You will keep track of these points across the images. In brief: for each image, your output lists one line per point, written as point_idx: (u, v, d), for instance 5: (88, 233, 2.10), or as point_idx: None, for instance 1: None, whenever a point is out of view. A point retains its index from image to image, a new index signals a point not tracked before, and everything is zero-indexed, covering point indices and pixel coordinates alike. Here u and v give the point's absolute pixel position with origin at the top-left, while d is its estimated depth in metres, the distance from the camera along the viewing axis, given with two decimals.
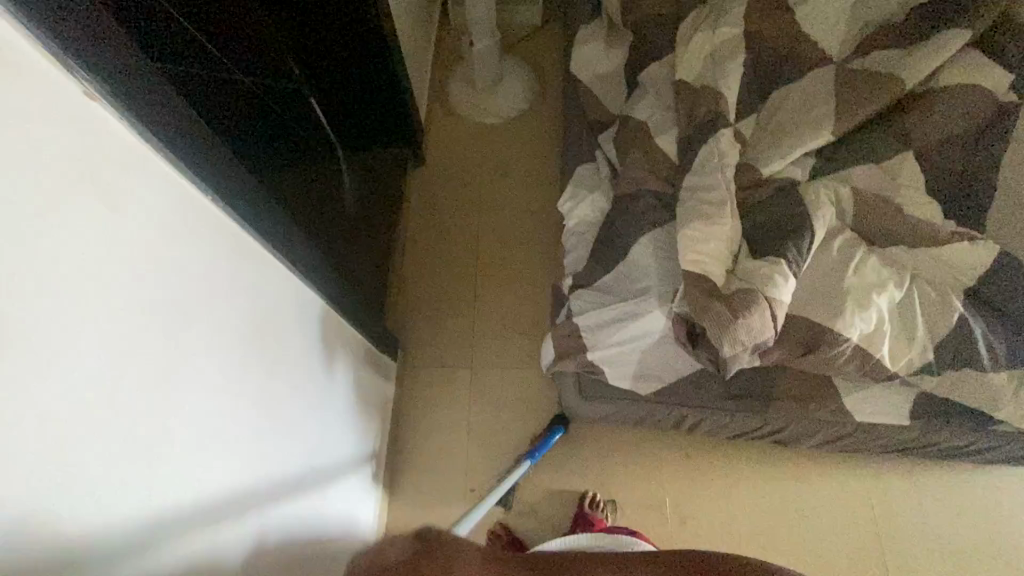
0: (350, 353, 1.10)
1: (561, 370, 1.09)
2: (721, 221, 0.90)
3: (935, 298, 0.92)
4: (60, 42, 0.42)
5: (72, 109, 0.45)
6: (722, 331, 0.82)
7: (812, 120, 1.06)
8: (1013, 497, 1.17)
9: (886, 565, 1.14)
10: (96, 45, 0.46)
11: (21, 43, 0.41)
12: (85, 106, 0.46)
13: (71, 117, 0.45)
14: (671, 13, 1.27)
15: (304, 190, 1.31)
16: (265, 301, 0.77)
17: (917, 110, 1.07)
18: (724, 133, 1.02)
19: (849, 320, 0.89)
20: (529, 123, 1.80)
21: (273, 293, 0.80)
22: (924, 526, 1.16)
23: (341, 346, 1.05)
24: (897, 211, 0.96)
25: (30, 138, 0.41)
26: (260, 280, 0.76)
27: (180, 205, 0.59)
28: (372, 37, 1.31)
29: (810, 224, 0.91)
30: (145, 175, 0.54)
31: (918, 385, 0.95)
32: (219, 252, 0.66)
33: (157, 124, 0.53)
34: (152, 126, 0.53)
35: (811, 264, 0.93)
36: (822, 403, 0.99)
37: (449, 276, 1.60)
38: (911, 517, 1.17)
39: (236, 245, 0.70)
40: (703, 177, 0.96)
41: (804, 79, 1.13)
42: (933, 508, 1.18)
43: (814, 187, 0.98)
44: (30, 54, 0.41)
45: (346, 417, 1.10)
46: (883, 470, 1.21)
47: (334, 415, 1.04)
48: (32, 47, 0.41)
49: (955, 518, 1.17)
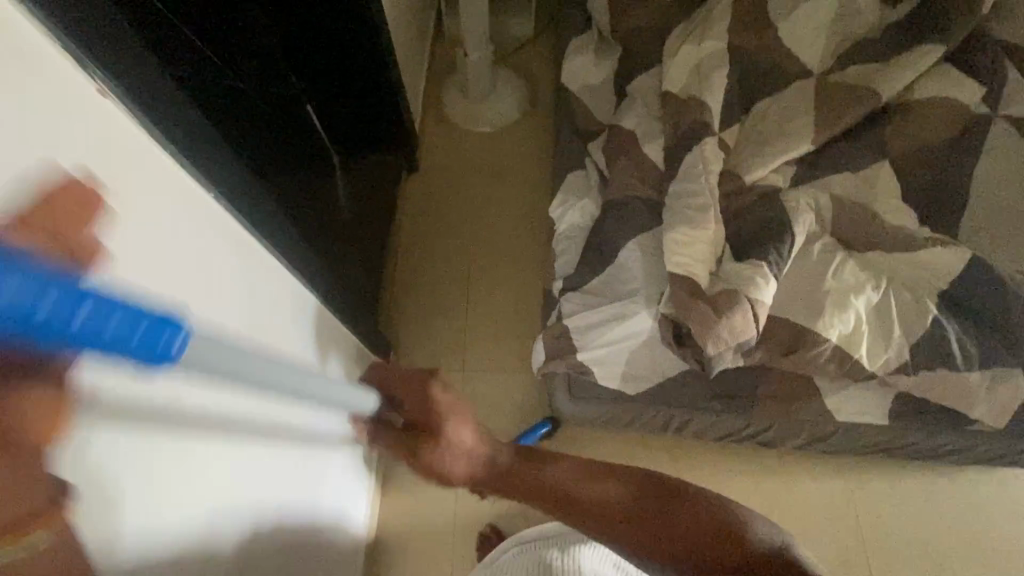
0: (342, 350, 1.10)
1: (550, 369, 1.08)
2: (706, 225, 0.94)
3: (911, 301, 0.96)
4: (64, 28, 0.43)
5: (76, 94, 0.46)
6: (706, 331, 0.85)
7: (794, 130, 1.10)
8: (992, 497, 1.20)
9: (870, 564, 1.17)
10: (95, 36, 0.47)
11: (29, 27, 0.41)
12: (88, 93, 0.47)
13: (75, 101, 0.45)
14: (658, 26, 1.32)
15: (304, 192, 1.34)
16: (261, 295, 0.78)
17: (893, 122, 1.12)
18: (710, 142, 1.05)
19: (828, 321, 0.92)
20: (522, 132, 1.83)
21: (270, 287, 0.81)
22: (906, 526, 1.19)
23: (334, 344, 1.06)
24: (874, 217, 1.00)
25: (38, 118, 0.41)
26: (257, 274, 0.77)
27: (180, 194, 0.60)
28: (368, 46, 1.36)
29: (790, 228, 0.94)
30: (147, 165, 0.54)
31: (896, 385, 0.98)
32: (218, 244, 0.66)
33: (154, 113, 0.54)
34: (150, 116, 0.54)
35: (792, 267, 0.97)
36: (804, 403, 1.02)
37: (443, 281, 1.63)
38: (894, 518, 1.20)
39: (234, 238, 0.71)
40: (689, 183, 1.00)
41: (785, 91, 1.18)
42: (915, 508, 1.20)
43: (796, 193, 1.01)
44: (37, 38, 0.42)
45: None
46: (866, 470, 1.23)
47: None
48: (39, 32, 0.42)
49: (936, 518, 1.19)
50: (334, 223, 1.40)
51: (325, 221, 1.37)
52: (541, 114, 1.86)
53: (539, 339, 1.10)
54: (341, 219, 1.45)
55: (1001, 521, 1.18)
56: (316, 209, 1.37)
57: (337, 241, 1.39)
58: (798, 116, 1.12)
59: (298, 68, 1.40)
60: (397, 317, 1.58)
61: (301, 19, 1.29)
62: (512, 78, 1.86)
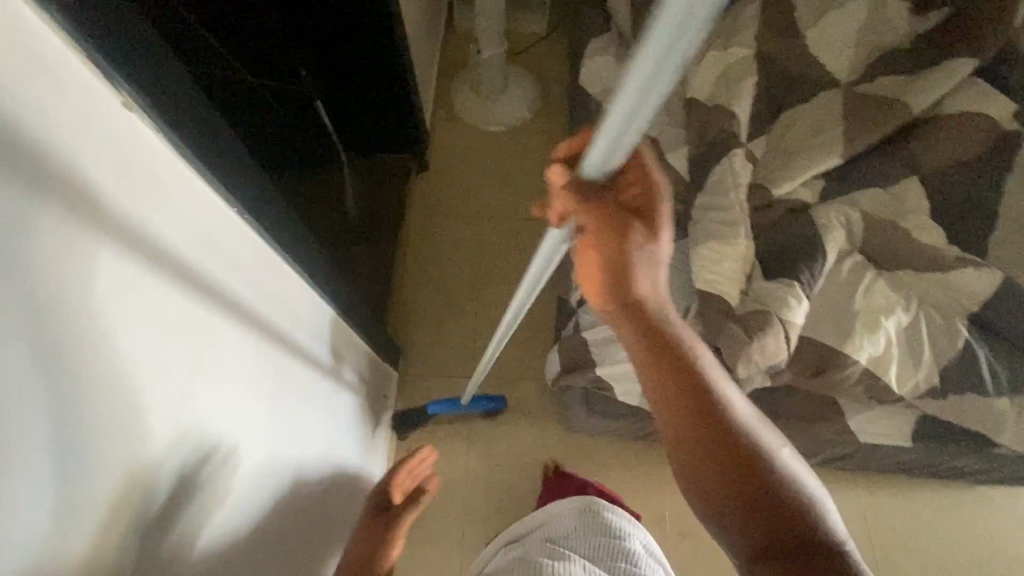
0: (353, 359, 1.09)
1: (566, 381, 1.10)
2: (736, 241, 0.91)
3: (941, 323, 0.93)
4: (93, 44, 0.42)
5: (97, 108, 0.45)
6: (736, 353, 0.82)
7: (823, 143, 1.07)
8: (1006, 515, 1.20)
9: None
10: (130, 48, 0.45)
11: (54, 42, 0.40)
12: (112, 105, 0.46)
13: (95, 112, 0.45)
14: (682, 30, 1.28)
15: (316, 191, 1.30)
16: (278, 303, 0.77)
17: (924, 136, 1.09)
18: (738, 153, 1.02)
19: (859, 343, 0.90)
20: (535, 132, 1.79)
21: (286, 295, 0.80)
22: (920, 544, 1.18)
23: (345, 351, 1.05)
24: (905, 235, 0.98)
25: (53, 134, 0.41)
26: (273, 282, 0.76)
27: (202, 205, 0.59)
28: (384, 40, 1.31)
29: (821, 245, 0.92)
30: (166, 175, 0.53)
31: (922, 408, 0.96)
32: (235, 253, 0.65)
33: (184, 125, 0.53)
34: (179, 129, 0.53)
35: (822, 286, 0.94)
36: (827, 424, 1.00)
37: (451, 285, 1.60)
38: (909, 535, 1.19)
39: (254, 248, 0.70)
40: (716, 197, 0.97)
41: (814, 101, 1.15)
42: (930, 526, 1.19)
43: (824, 208, 0.98)
44: (63, 54, 0.41)
45: (350, 422, 1.10)
46: (881, 487, 1.22)
47: (341, 414, 1.05)
48: (67, 48, 0.41)
49: (950, 536, 1.19)
50: (345, 223, 1.36)
51: (337, 223, 1.34)
52: (553, 114, 1.81)
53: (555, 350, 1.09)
54: (349, 218, 1.41)
55: (1015, 540, 1.18)
56: (329, 209, 1.33)
57: (348, 242, 1.36)
58: (827, 128, 1.09)
59: (309, 62, 1.34)
60: (404, 320, 1.54)
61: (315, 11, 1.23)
62: (525, 77, 1.82)
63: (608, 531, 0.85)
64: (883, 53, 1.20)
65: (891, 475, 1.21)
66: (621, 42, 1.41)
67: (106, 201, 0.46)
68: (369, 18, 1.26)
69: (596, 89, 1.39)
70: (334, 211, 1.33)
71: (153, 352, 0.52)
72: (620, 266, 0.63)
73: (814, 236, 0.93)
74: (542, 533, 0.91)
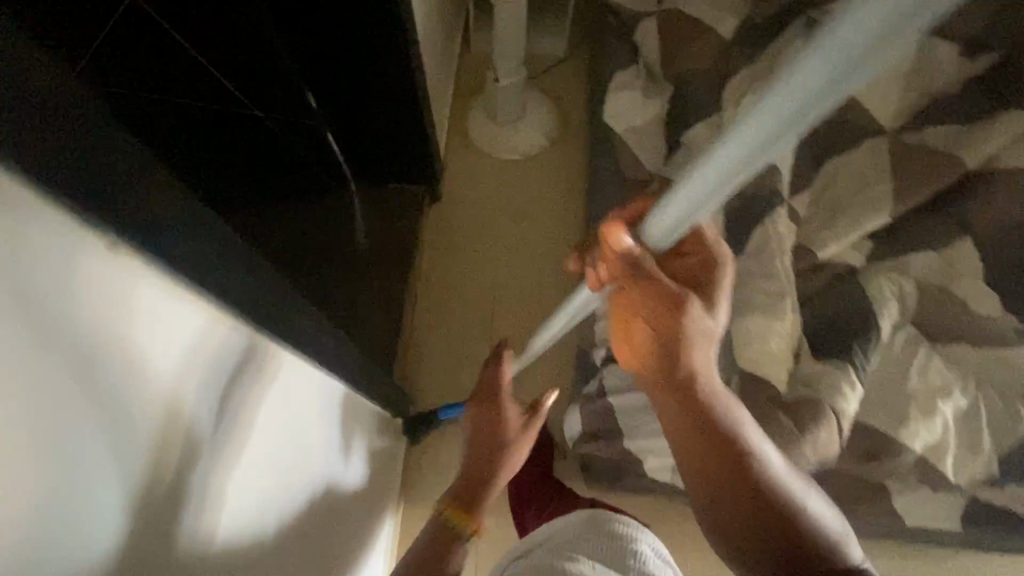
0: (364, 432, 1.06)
1: (591, 453, 1.05)
2: (783, 317, 0.84)
3: (1003, 407, 0.87)
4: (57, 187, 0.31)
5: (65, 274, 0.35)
6: (787, 447, 0.77)
7: (869, 202, 1.00)
8: None
9: None
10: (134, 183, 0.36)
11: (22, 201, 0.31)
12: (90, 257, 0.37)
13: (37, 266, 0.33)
14: (715, 67, 1.20)
15: (282, 222, 1.24)
16: (284, 408, 0.73)
17: (981, 194, 1.00)
18: (781, 211, 0.93)
19: (911, 430, 0.84)
20: (550, 162, 1.72)
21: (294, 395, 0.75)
22: None
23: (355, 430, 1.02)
24: (962, 309, 0.92)
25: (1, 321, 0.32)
26: (281, 389, 0.70)
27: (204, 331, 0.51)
28: (397, 70, 1.25)
29: (876, 323, 0.87)
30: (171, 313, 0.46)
31: (978, 495, 0.89)
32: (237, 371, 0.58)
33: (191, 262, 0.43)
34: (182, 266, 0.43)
35: (873, 366, 0.87)
36: (874, 509, 0.92)
37: (463, 325, 1.55)
38: None
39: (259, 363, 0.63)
40: (758, 264, 0.89)
41: (858, 153, 1.07)
42: None
43: (874, 276, 0.92)
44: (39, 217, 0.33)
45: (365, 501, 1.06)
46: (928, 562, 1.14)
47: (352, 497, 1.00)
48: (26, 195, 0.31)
49: None
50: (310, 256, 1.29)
51: (313, 258, 1.28)
52: (570, 143, 1.75)
53: (576, 415, 1.06)
54: (344, 249, 1.39)
55: None
56: (303, 241, 1.27)
57: (323, 278, 1.30)
58: (872, 185, 1.03)
59: (320, 96, 1.34)
60: (416, 361, 1.51)
61: (321, 42, 1.21)
62: (541, 102, 1.74)
63: (621, 544, 0.76)
64: (932, 96, 1.11)
65: (936, 548, 1.13)
66: (646, 76, 1.34)
67: (83, 358, 0.38)
68: (381, 47, 1.20)
69: (620, 127, 1.31)
70: (293, 247, 1.24)
71: (139, 484, 0.45)
72: (681, 345, 0.67)
73: (872, 313, 0.87)
74: (540, 549, 0.81)
